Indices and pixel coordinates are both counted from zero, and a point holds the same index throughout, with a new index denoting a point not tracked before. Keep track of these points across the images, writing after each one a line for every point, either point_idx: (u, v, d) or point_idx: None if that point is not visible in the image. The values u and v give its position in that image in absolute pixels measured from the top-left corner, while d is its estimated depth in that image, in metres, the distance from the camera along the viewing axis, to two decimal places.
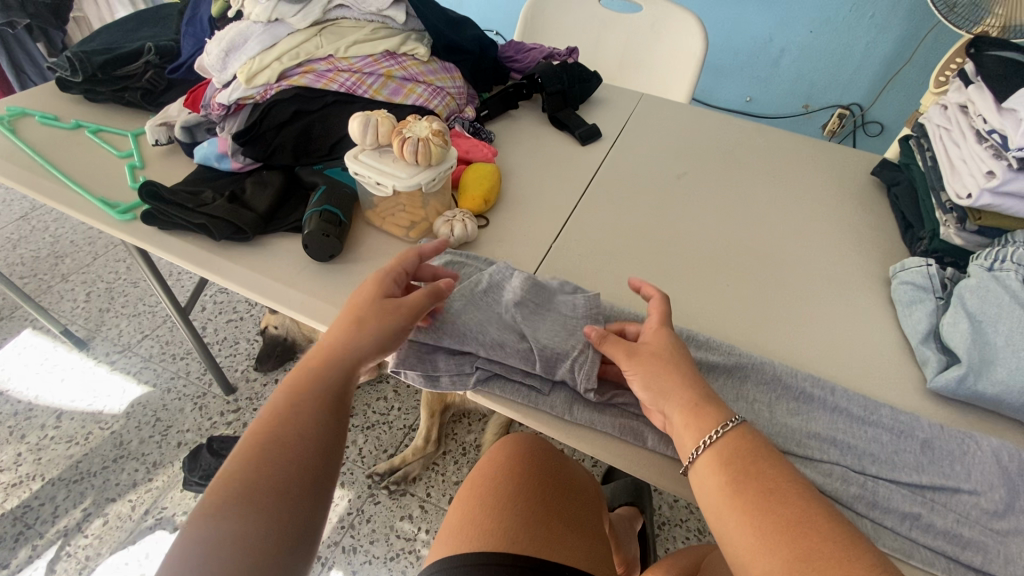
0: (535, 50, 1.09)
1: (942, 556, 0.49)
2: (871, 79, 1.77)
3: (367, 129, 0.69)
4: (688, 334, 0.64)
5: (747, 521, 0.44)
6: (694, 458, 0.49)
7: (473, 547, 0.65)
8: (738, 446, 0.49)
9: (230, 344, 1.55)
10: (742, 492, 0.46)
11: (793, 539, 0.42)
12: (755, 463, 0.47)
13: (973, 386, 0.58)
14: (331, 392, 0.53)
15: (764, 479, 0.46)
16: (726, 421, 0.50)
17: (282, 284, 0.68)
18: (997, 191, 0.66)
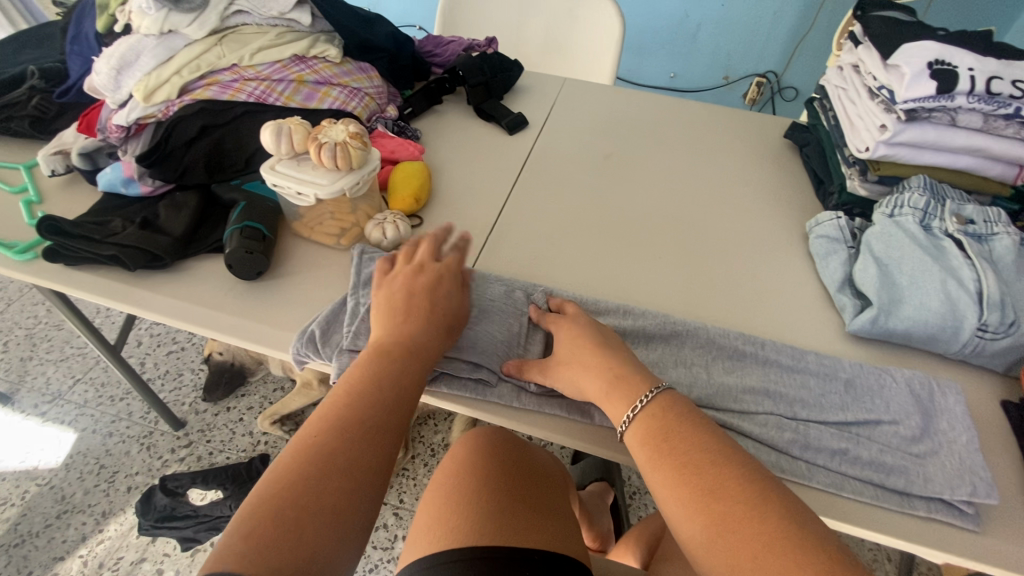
0: (454, 43, 1.08)
1: (871, 485, 0.53)
2: (781, 45, 1.86)
3: (280, 137, 0.66)
4: (626, 309, 0.66)
5: (668, 489, 0.47)
6: (623, 430, 0.52)
7: (441, 546, 0.65)
8: (654, 421, 0.51)
9: (173, 377, 1.47)
10: (661, 463, 0.49)
11: (706, 504, 0.45)
12: (673, 433, 0.50)
13: (885, 325, 0.63)
14: (390, 391, 0.51)
15: (681, 450, 0.48)
16: (647, 392, 0.53)
17: (208, 308, 0.65)
18: (891, 142, 0.71)
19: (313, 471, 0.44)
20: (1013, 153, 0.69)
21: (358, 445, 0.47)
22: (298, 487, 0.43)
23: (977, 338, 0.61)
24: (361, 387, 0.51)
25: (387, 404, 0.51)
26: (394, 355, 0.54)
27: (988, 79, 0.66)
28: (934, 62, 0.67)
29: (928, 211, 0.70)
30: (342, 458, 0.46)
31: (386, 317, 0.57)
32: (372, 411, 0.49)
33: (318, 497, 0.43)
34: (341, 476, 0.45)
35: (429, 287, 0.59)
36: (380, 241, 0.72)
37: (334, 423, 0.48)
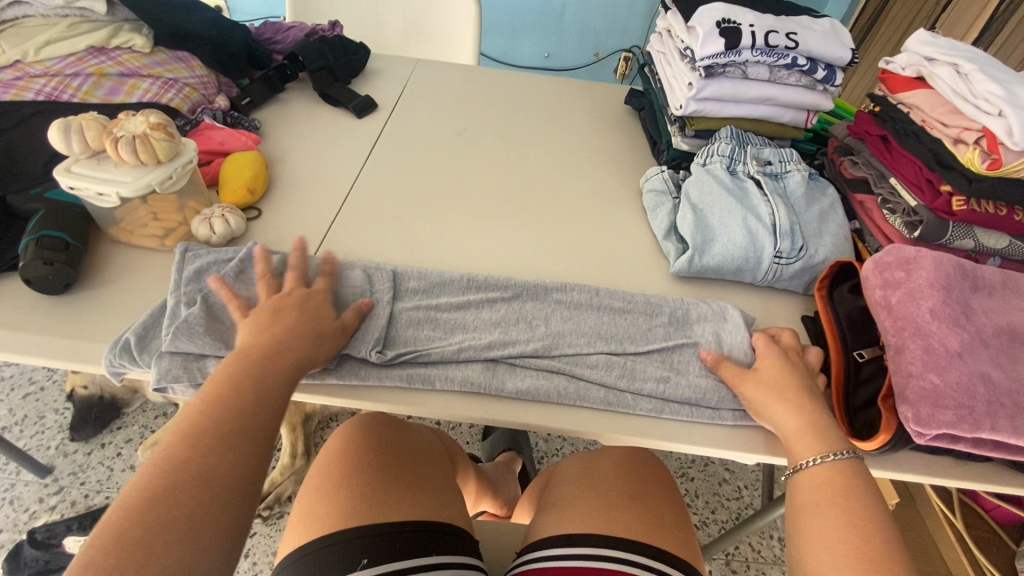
0: (295, 28, 1.03)
1: (688, 404, 0.59)
2: (640, 20, 1.97)
3: (70, 136, 0.60)
4: (470, 278, 0.67)
5: (822, 529, 0.47)
6: (799, 468, 0.52)
7: (317, 533, 0.65)
8: (837, 476, 0.50)
9: (33, 421, 1.31)
10: (830, 510, 0.48)
11: (860, 561, 0.44)
12: (855, 496, 0.48)
13: (702, 263, 0.69)
14: (256, 396, 0.48)
15: (856, 512, 0.47)
16: (837, 450, 0.51)
17: (6, 329, 0.58)
18: (698, 98, 0.78)
19: (170, 482, 0.40)
20: (797, 99, 0.79)
21: (218, 454, 0.43)
22: (153, 503, 0.39)
23: (775, 265, 0.69)
24: (218, 395, 0.46)
25: (253, 409, 0.47)
26: (256, 362, 0.50)
27: (766, 33, 0.73)
28: (722, 21, 0.74)
29: (734, 157, 0.78)
30: (202, 466, 0.42)
31: (255, 328, 0.54)
32: (235, 417, 0.46)
33: (176, 510, 0.39)
34: (200, 482, 0.41)
35: (300, 302, 0.57)
36: (209, 237, 0.68)
37: (193, 431, 0.44)
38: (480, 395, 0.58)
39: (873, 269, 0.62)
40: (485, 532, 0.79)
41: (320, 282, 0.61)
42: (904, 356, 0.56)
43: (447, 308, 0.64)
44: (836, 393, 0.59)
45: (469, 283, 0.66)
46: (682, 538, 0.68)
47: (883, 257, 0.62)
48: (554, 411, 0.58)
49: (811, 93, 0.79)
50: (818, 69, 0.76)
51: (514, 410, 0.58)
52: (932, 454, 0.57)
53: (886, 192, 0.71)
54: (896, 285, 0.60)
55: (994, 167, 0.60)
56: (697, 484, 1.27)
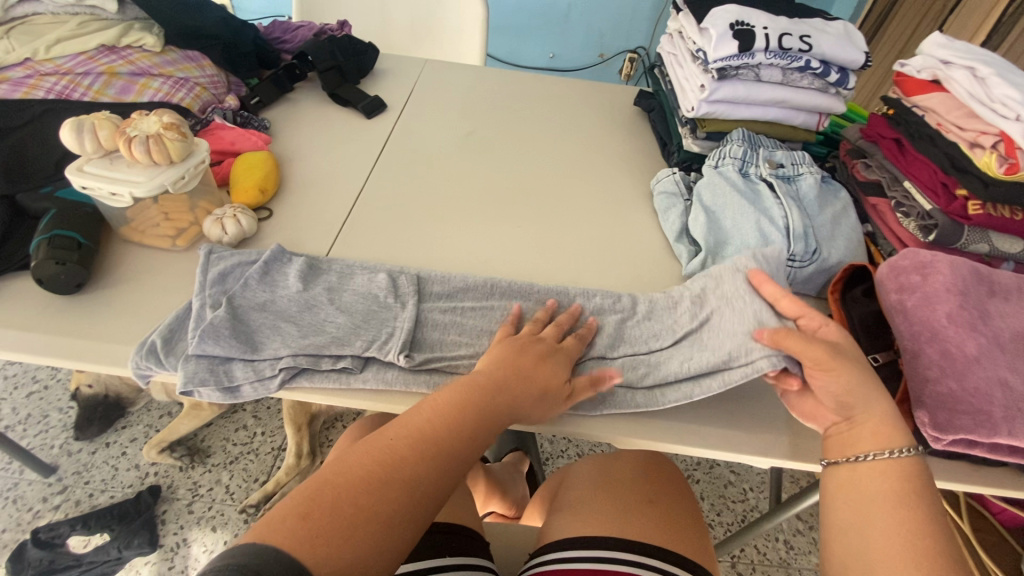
0: (303, 28, 1.03)
1: (718, 373, 0.56)
2: (646, 20, 1.97)
3: (82, 135, 0.59)
4: (492, 280, 0.67)
5: (889, 528, 0.46)
6: (864, 458, 0.50)
7: None
8: (908, 473, 0.49)
9: (37, 420, 1.31)
10: (897, 510, 0.47)
11: (931, 561, 0.44)
12: (922, 495, 0.48)
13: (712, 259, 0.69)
14: (475, 429, 0.48)
15: (926, 513, 0.47)
16: (905, 445, 0.50)
17: (18, 329, 0.58)
18: (710, 100, 0.78)
19: (379, 476, 0.42)
20: (810, 102, 0.79)
21: (423, 469, 0.43)
22: (360, 489, 0.41)
23: (789, 268, 0.68)
24: (449, 414, 0.47)
25: (465, 442, 0.47)
26: (489, 393, 0.50)
27: (780, 36, 0.73)
28: (735, 23, 0.74)
29: (746, 159, 0.78)
30: (407, 471, 0.43)
31: (502, 359, 0.53)
32: (452, 442, 0.46)
33: (376, 504, 0.40)
34: (398, 487, 0.42)
35: (545, 350, 0.55)
36: (221, 237, 0.68)
37: (417, 437, 0.45)
38: None
39: (888, 273, 0.62)
40: (495, 534, 0.78)
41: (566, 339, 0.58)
42: (920, 360, 0.55)
43: (475, 310, 0.63)
44: None
45: (490, 287, 0.66)
46: (693, 542, 0.68)
47: (900, 262, 0.62)
48: (575, 418, 0.57)
49: (823, 96, 0.79)
50: (832, 72, 0.76)
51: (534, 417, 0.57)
52: (945, 458, 0.57)
53: (901, 196, 0.70)
54: (912, 289, 0.59)
55: (1011, 172, 0.60)
56: (703, 486, 1.27)
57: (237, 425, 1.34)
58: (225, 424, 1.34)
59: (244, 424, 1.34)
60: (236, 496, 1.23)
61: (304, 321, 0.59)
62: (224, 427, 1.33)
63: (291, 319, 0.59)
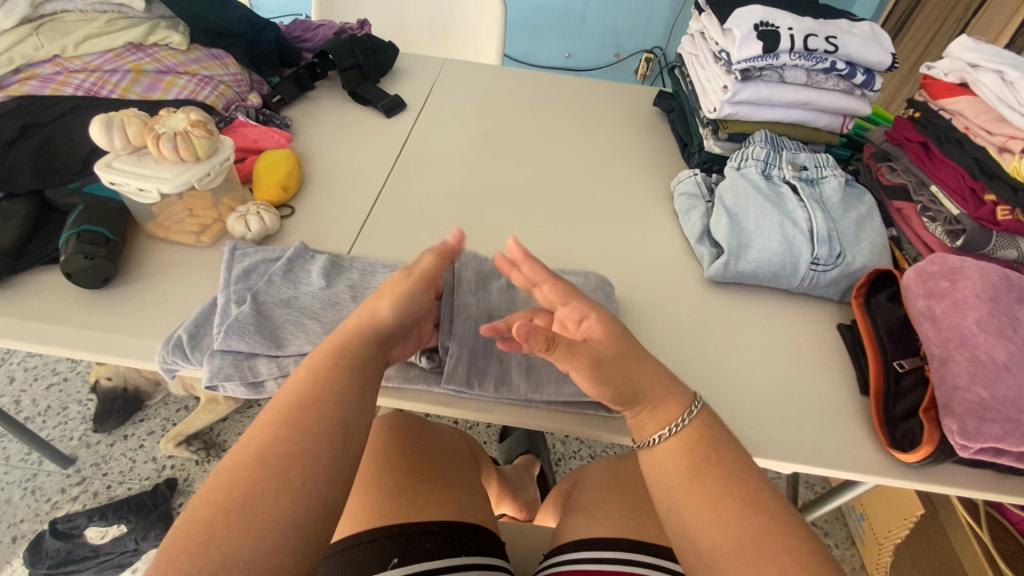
0: (324, 26, 1.03)
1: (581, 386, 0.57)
2: (663, 21, 1.96)
3: (111, 132, 0.60)
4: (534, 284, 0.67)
5: (696, 501, 0.44)
6: (652, 442, 0.49)
7: (356, 529, 0.65)
8: (698, 435, 0.47)
9: (57, 412, 1.33)
10: (696, 484, 0.45)
11: (739, 513, 0.43)
12: (716, 448, 0.47)
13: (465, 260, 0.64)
14: (318, 373, 0.45)
15: (725, 465, 0.46)
16: (688, 407, 0.49)
17: (48, 322, 0.59)
18: (733, 101, 0.77)
19: (226, 465, 0.39)
20: (834, 104, 0.78)
21: (275, 429, 0.41)
22: (210, 484, 0.38)
23: (812, 271, 0.68)
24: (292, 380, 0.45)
25: (308, 385, 0.44)
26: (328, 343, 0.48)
27: (806, 37, 0.72)
28: (760, 24, 0.73)
29: (769, 161, 0.77)
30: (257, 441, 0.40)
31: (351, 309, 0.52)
32: (297, 394, 0.43)
33: (231, 491, 0.37)
34: (249, 463, 0.39)
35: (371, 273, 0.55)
36: (244, 234, 0.68)
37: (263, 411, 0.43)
38: (530, 406, 0.57)
39: (915, 278, 0.61)
40: (511, 534, 0.78)
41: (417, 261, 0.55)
42: (949, 368, 0.55)
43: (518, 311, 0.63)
44: (877, 404, 0.58)
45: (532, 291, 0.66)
46: None
47: (927, 267, 0.61)
48: (595, 419, 0.57)
49: (848, 98, 0.78)
50: (858, 74, 0.75)
51: (555, 419, 0.57)
52: (972, 467, 0.56)
53: (927, 200, 0.69)
54: (941, 295, 0.59)
55: None
56: None
57: (252, 420, 1.35)
58: (240, 419, 1.35)
59: None
60: None
61: (327, 318, 0.60)
62: (239, 422, 1.34)
63: (315, 316, 0.60)
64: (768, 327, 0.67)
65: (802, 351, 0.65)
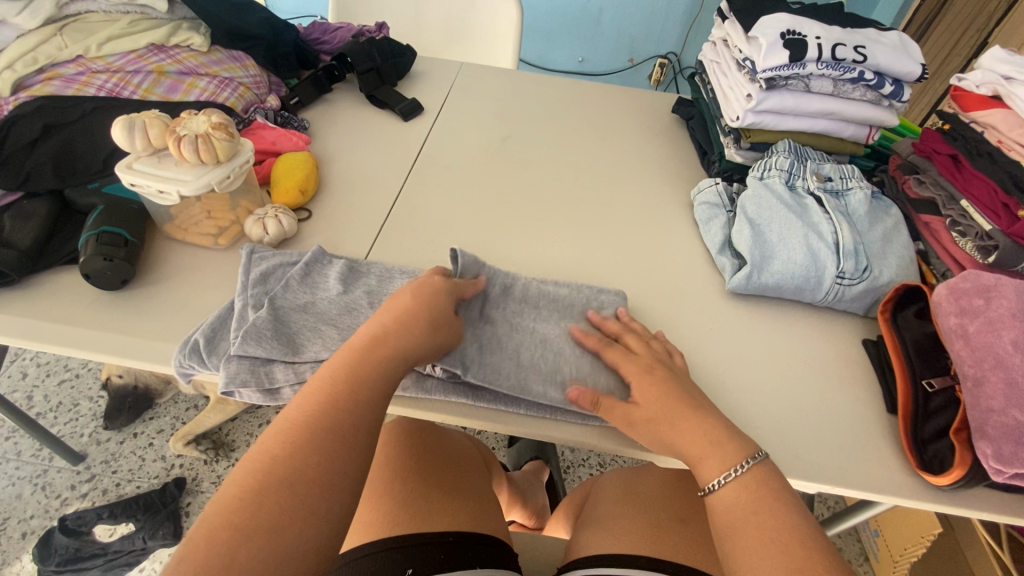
0: (342, 29, 1.03)
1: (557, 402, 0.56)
2: (679, 27, 1.95)
3: (133, 133, 0.60)
4: (538, 287, 0.65)
5: (743, 556, 0.44)
6: (709, 490, 0.49)
7: (370, 538, 0.64)
8: (754, 488, 0.47)
9: (68, 409, 1.33)
10: (746, 538, 0.44)
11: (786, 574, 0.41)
12: (772, 505, 0.45)
13: (465, 262, 0.62)
14: (350, 393, 0.45)
15: (777, 526, 0.44)
16: (746, 458, 0.48)
17: (66, 323, 0.59)
18: (757, 110, 0.76)
19: (251, 486, 0.39)
20: (860, 114, 0.76)
21: (305, 452, 0.41)
22: (236, 505, 0.38)
23: (837, 285, 0.66)
24: (318, 395, 0.44)
25: (338, 406, 0.44)
26: (360, 354, 0.48)
27: (834, 46, 0.71)
28: (786, 32, 0.72)
29: (793, 171, 0.76)
30: (286, 461, 0.40)
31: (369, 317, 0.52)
32: (327, 413, 0.43)
33: (258, 515, 0.38)
34: (279, 489, 0.39)
35: (410, 287, 0.54)
36: (261, 237, 0.68)
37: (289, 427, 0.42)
38: (548, 419, 0.56)
39: (947, 295, 0.60)
40: (523, 545, 0.77)
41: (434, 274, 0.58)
42: (984, 390, 0.53)
43: (524, 317, 0.62)
44: (904, 425, 0.56)
45: (549, 297, 0.64)
46: None
47: (960, 284, 0.60)
48: (615, 433, 0.56)
49: (875, 108, 0.76)
50: (886, 84, 0.74)
51: (573, 432, 0.56)
52: (1005, 492, 0.54)
53: (957, 214, 0.68)
54: (974, 314, 0.57)
55: None
56: None
57: (261, 420, 1.35)
58: (249, 419, 1.35)
59: (269, 420, 1.34)
60: None
61: (344, 324, 0.59)
62: (248, 422, 1.34)
63: (332, 322, 0.59)
64: (791, 341, 0.66)
65: (826, 367, 0.64)
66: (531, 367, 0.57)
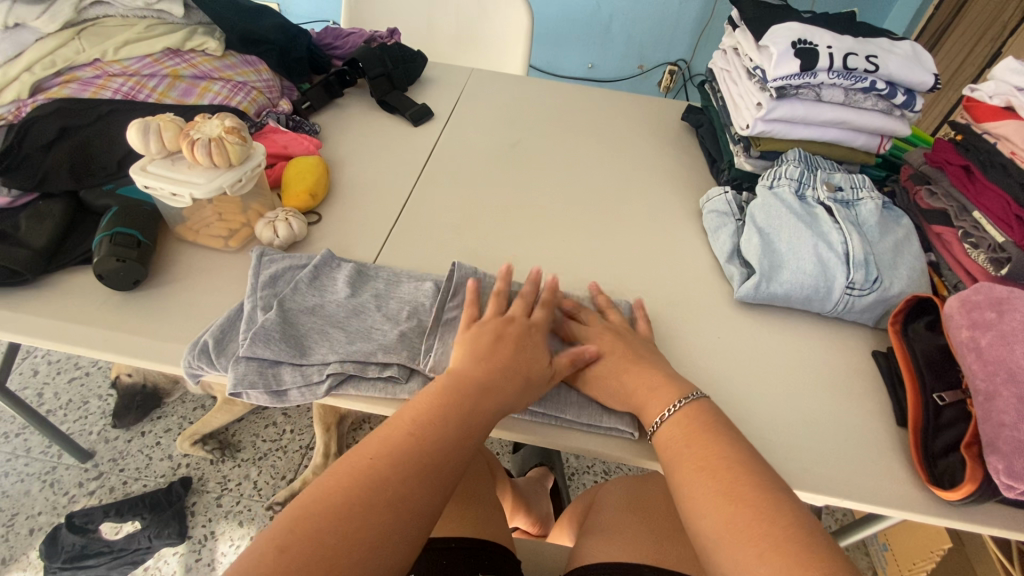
0: (355, 34, 1.04)
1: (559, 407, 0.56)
2: (689, 33, 1.95)
3: (148, 136, 0.61)
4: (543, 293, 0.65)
5: (690, 484, 0.47)
6: (653, 430, 0.52)
7: None
8: (690, 422, 0.51)
9: (78, 407, 1.35)
10: (688, 464, 0.48)
11: (722, 493, 0.45)
12: (705, 434, 0.50)
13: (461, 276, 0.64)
14: (458, 436, 0.47)
15: (710, 450, 0.48)
16: (678, 400, 0.52)
17: (78, 323, 0.60)
18: (767, 119, 0.76)
19: (361, 500, 0.42)
20: (871, 124, 0.76)
21: (410, 481, 0.44)
22: (342, 514, 0.41)
23: (847, 296, 0.66)
24: (429, 427, 0.47)
25: (449, 444, 0.47)
26: (474, 399, 0.49)
27: (845, 56, 0.71)
28: (798, 41, 0.71)
29: (802, 181, 0.75)
30: (392, 483, 0.43)
31: (473, 354, 0.52)
32: (436, 447, 0.46)
33: (357, 529, 0.41)
34: (386, 509, 0.42)
35: (523, 330, 0.55)
36: (272, 240, 0.69)
37: (390, 453, 0.45)
38: (552, 425, 0.56)
39: (959, 308, 0.59)
40: (526, 551, 0.77)
41: (537, 313, 0.58)
42: (995, 404, 0.52)
43: None
44: (914, 438, 0.56)
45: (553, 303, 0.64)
46: None
47: (971, 296, 0.59)
48: (621, 442, 0.56)
49: (887, 118, 0.76)
50: (898, 94, 0.74)
51: (579, 440, 0.55)
52: (1017, 509, 0.54)
53: (969, 226, 0.67)
54: (986, 327, 0.57)
55: None
56: None
57: (267, 421, 1.35)
58: (255, 420, 1.35)
59: (274, 421, 1.35)
60: (263, 493, 1.24)
61: (352, 326, 0.59)
62: (254, 422, 1.35)
63: (340, 324, 0.59)
64: (800, 352, 0.65)
65: (834, 378, 0.63)
66: None
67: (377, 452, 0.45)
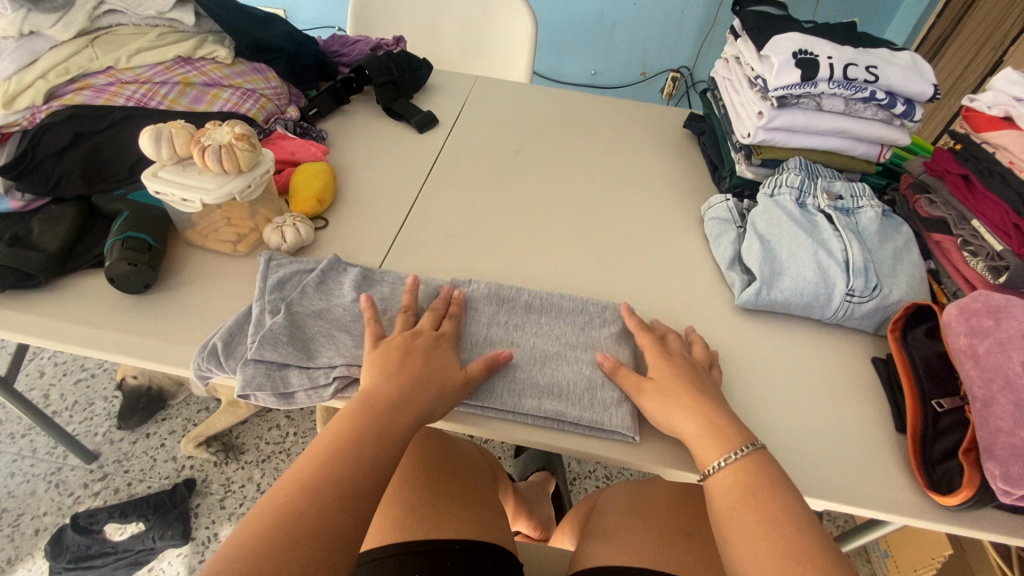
0: (361, 42, 1.05)
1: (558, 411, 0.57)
2: (692, 41, 1.96)
3: (159, 143, 0.62)
4: (550, 299, 0.66)
5: (746, 536, 0.46)
6: (709, 473, 0.51)
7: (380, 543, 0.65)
8: (752, 473, 0.49)
9: (83, 408, 1.36)
10: (746, 519, 0.47)
11: (785, 555, 0.44)
12: (768, 490, 0.48)
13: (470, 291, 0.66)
14: (375, 453, 0.46)
15: (773, 509, 0.47)
16: (742, 446, 0.51)
17: (89, 325, 0.61)
18: (768, 128, 0.77)
19: (284, 532, 0.39)
20: (871, 133, 0.77)
21: (335, 508, 0.41)
22: (263, 550, 0.38)
23: (847, 303, 0.66)
24: (346, 448, 0.46)
25: (366, 463, 0.45)
26: (385, 414, 0.49)
27: (845, 66, 0.72)
28: (798, 52, 0.72)
29: (803, 189, 0.76)
30: (313, 512, 0.41)
31: (383, 371, 0.53)
32: (355, 467, 0.44)
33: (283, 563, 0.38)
34: (309, 538, 0.39)
35: (431, 343, 0.56)
36: (280, 244, 0.70)
37: (306, 481, 0.42)
38: (553, 428, 0.57)
39: (957, 315, 0.60)
40: (529, 555, 0.77)
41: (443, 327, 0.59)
42: (993, 411, 0.53)
43: (532, 328, 0.63)
44: (913, 444, 0.56)
45: (558, 310, 0.65)
46: None
47: (969, 303, 0.60)
48: (623, 446, 0.56)
49: (886, 127, 0.77)
50: (897, 103, 0.75)
51: (581, 443, 0.56)
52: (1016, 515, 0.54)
53: (968, 234, 0.68)
54: (984, 334, 0.57)
55: None
56: None
57: (271, 424, 1.36)
58: (259, 422, 1.36)
59: (278, 424, 1.36)
60: None
61: (357, 330, 0.60)
62: (257, 425, 1.35)
63: (345, 328, 0.60)
64: (800, 358, 0.66)
65: (835, 384, 0.64)
66: (536, 382, 0.58)
67: (289, 483, 0.43)
